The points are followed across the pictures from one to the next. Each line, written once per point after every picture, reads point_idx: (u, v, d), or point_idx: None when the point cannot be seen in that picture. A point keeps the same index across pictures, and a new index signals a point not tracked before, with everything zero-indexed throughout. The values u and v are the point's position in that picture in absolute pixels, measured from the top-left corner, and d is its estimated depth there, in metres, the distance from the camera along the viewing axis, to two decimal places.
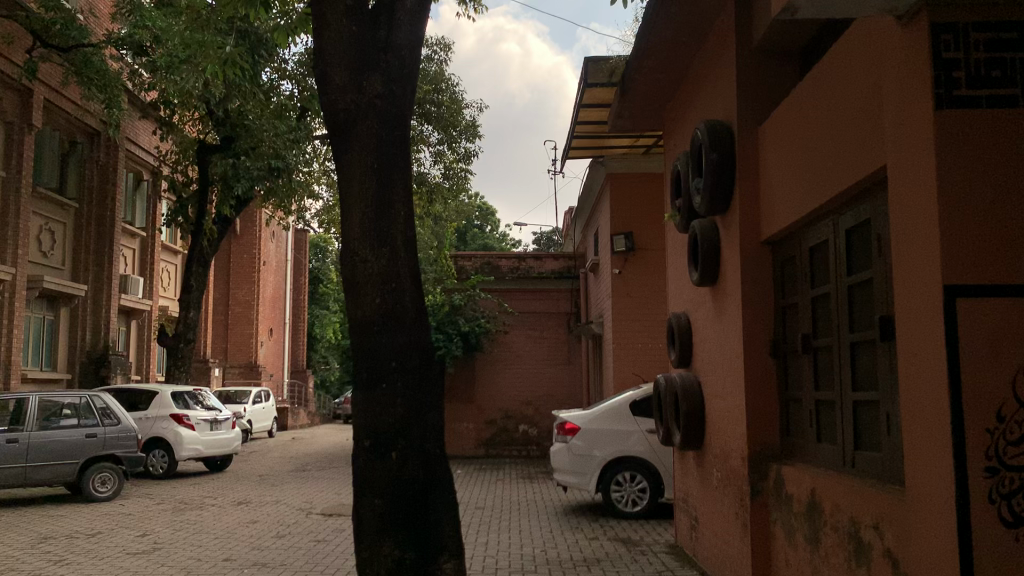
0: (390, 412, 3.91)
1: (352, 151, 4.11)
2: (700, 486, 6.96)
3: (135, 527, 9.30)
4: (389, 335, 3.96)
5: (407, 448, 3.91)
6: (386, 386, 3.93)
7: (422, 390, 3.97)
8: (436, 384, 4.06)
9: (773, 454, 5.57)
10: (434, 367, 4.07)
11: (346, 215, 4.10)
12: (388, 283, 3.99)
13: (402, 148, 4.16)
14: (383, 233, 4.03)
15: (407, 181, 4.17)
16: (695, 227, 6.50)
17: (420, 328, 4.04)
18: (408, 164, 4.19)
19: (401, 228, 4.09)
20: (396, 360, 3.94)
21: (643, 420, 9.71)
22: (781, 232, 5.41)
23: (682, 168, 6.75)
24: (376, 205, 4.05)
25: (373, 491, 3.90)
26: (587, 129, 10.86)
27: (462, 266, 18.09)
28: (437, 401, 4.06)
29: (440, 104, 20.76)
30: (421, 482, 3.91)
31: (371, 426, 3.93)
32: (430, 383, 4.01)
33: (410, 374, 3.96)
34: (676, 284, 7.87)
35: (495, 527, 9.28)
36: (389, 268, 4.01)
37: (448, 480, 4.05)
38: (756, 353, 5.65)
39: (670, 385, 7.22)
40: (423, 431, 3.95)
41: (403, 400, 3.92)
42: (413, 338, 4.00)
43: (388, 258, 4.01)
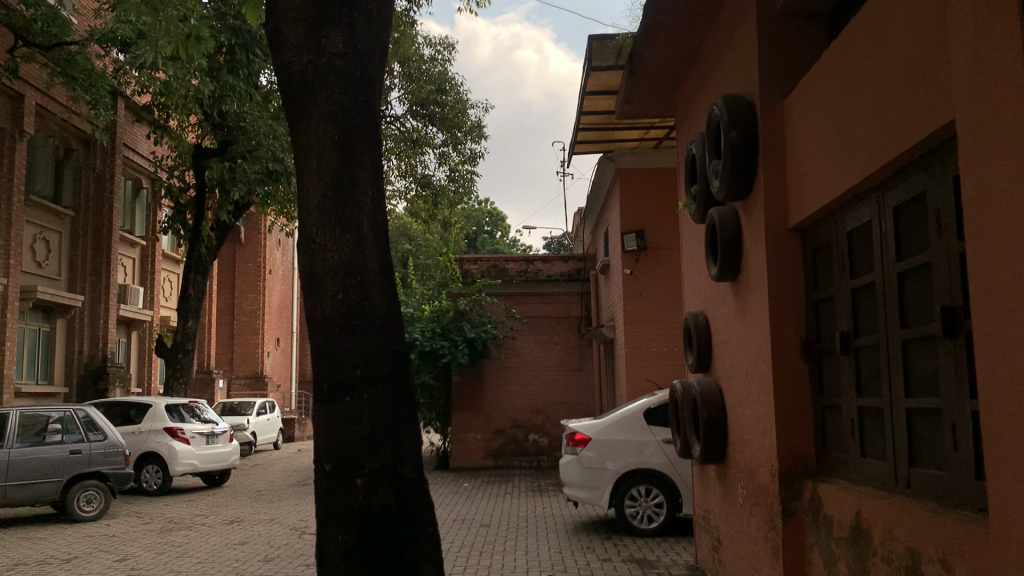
0: (355, 428, 3.27)
1: (309, 121, 3.48)
2: (723, 503, 6.28)
3: (116, 550, 8.71)
4: (353, 335, 3.32)
5: (376, 472, 3.26)
6: (351, 397, 3.29)
7: (394, 402, 3.33)
8: (411, 395, 3.42)
9: (808, 469, 4.89)
10: (409, 374, 3.43)
11: (302, 197, 3.47)
12: (352, 274, 3.36)
13: (368, 117, 3.53)
14: (344, 217, 3.39)
15: (376, 155, 3.54)
16: (714, 215, 5.83)
17: (390, 328, 3.40)
18: (376, 136, 3.56)
19: (368, 210, 3.45)
20: (361, 368, 3.30)
21: (659, 429, 9.04)
22: (812, 216, 4.74)
23: (698, 151, 6.11)
24: (336, 184, 3.42)
25: (337, 524, 3.26)
26: (595, 119, 10.23)
27: (467, 269, 17.38)
28: (414, 415, 3.42)
29: (445, 105, 20.15)
30: (394, 512, 3.26)
31: (332, 447, 3.28)
32: (404, 393, 3.38)
33: (379, 383, 3.31)
34: (691, 280, 7.23)
35: (499, 548, 8.60)
36: (354, 258, 3.37)
37: (428, 509, 3.40)
38: (786, 355, 4.98)
39: (688, 391, 6.55)
40: (396, 451, 3.31)
41: (370, 415, 3.28)
42: (384, 340, 3.36)
43: (352, 246, 3.38)
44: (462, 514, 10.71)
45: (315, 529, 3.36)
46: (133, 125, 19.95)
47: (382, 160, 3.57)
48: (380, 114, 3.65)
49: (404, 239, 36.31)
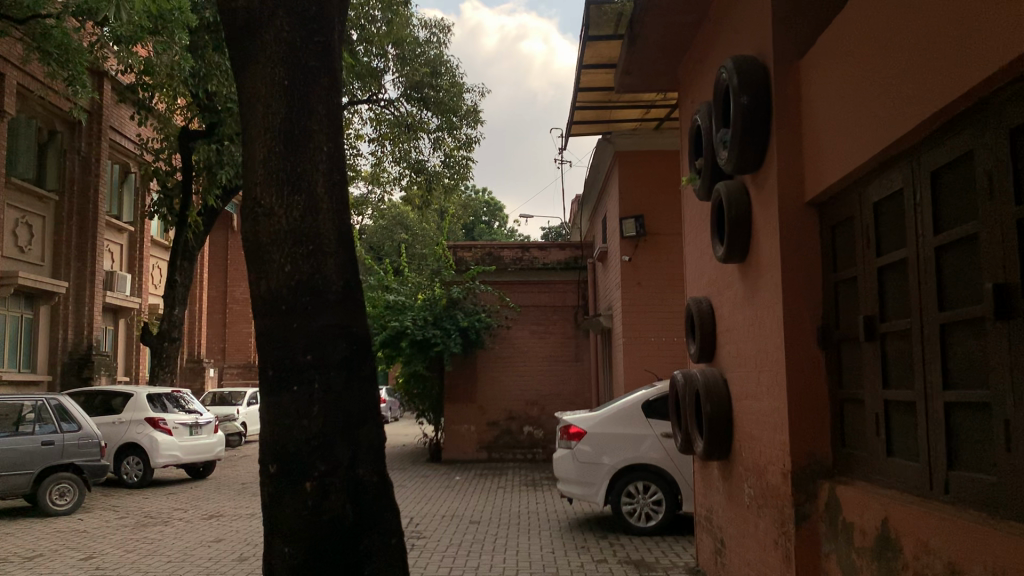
0: (304, 424, 2.79)
1: (255, 65, 3.01)
2: (727, 503, 5.82)
3: (83, 548, 8.23)
4: (302, 314, 2.83)
5: (328, 474, 2.79)
6: (300, 387, 2.81)
7: (351, 393, 2.85)
8: (371, 384, 2.95)
9: (824, 469, 4.42)
10: (370, 361, 2.96)
11: (247, 153, 2.98)
12: (304, 238, 2.88)
13: (323, 60, 3.06)
14: (295, 174, 2.91)
15: (333, 104, 3.06)
16: (720, 190, 5.36)
17: (348, 306, 2.92)
18: (334, 82, 3.09)
19: (323, 165, 2.97)
20: (312, 351, 2.81)
21: (658, 423, 8.57)
22: (832, 187, 4.26)
23: (704, 121, 5.62)
24: (286, 137, 2.94)
25: (284, 535, 2.78)
26: (591, 97, 9.73)
27: (460, 257, 16.83)
28: (374, 409, 2.94)
29: (440, 89, 19.60)
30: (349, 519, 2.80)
31: (278, 445, 2.81)
32: (362, 383, 2.90)
33: (333, 369, 2.83)
34: (695, 265, 6.76)
35: (489, 547, 8.14)
36: (309, 223, 2.90)
37: (392, 514, 2.93)
38: (800, 342, 4.51)
39: (690, 382, 6.07)
40: (353, 450, 2.83)
41: (321, 407, 2.80)
42: (339, 318, 2.87)
43: (303, 209, 2.90)
44: (452, 509, 10.25)
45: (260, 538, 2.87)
46: (118, 107, 19.41)
47: (340, 108, 3.09)
48: (341, 59, 3.19)
49: (400, 228, 35.85)
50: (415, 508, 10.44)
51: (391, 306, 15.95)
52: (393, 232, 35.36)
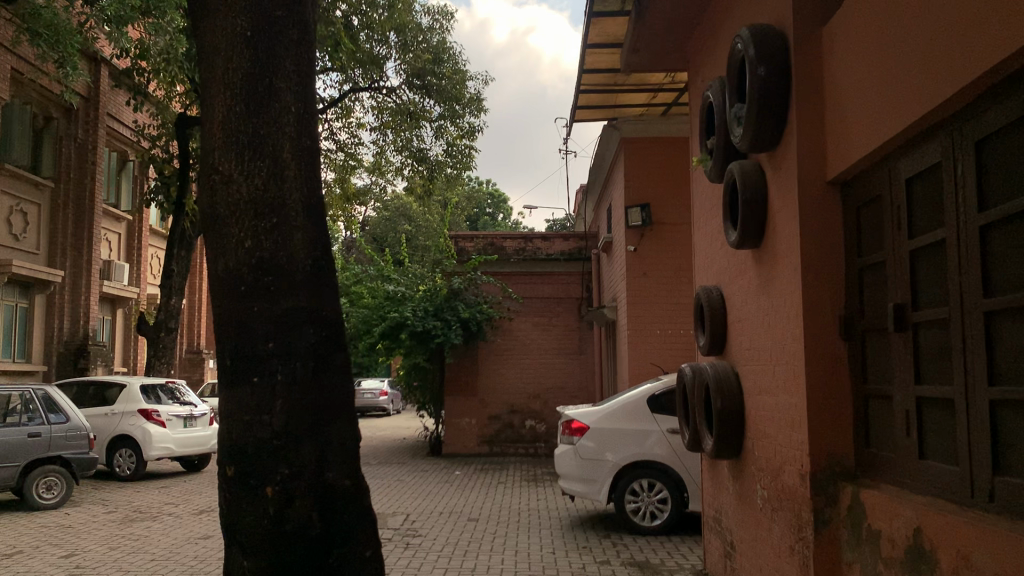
0: (265, 421, 2.79)
1: (216, 30, 3.02)
2: (738, 503, 5.50)
3: (66, 545, 7.94)
4: (262, 299, 2.84)
5: (291, 476, 2.77)
6: (260, 378, 2.81)
7: (315, 387, 2.86)
8: (337, 381, 2.94)
9: (846, 472, 4.08)
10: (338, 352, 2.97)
11: (206, 119, 2.99)
12: (264, 211, 2.89)
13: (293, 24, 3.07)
14: (258, 140, 2.92)
15: (300, 67, 3.06)
16: (734, 170, 5.01)
17: (314, 288, 2.93)
18: (302, 47, 3.09)
19: (291, 133, 2.98)
20: (273, 341, 2.83)
21: (664, 418, 8.24)
22: (858, 164, 3.91)
23: (715, 97, 5.27)
24: (249, 99, 2.94)
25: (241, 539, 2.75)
26: (597, 79, 9.36)
27: (463, 247, 16.31)
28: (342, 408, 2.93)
29: (441, 76, 19.21)
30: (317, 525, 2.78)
31: (237, 444, 2.79)
32: (327, 378, 2.89)
33: (297, 360, 2.84)
34: (704, 252, 6.44)
35: (487, 547, 7.79)
36: (273, 193, 2.91)
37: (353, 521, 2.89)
38: (820, 332, 4.17)
39: (699, 376, 5.73)
40: (319, 451, 2.83)
41: (284, 401, 2.80)
42: (303, 303, 2.88)
43: (268, 175, 2.91)
44: (450, 506, 9.90)
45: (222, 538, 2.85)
46: (115, 93, 19.06)
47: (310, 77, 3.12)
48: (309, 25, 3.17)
49: (403, 219, 35.47)
50: (412, 505, 10.10)
51: (391, 296, 15.57)
52: (396, 223, 34.98)
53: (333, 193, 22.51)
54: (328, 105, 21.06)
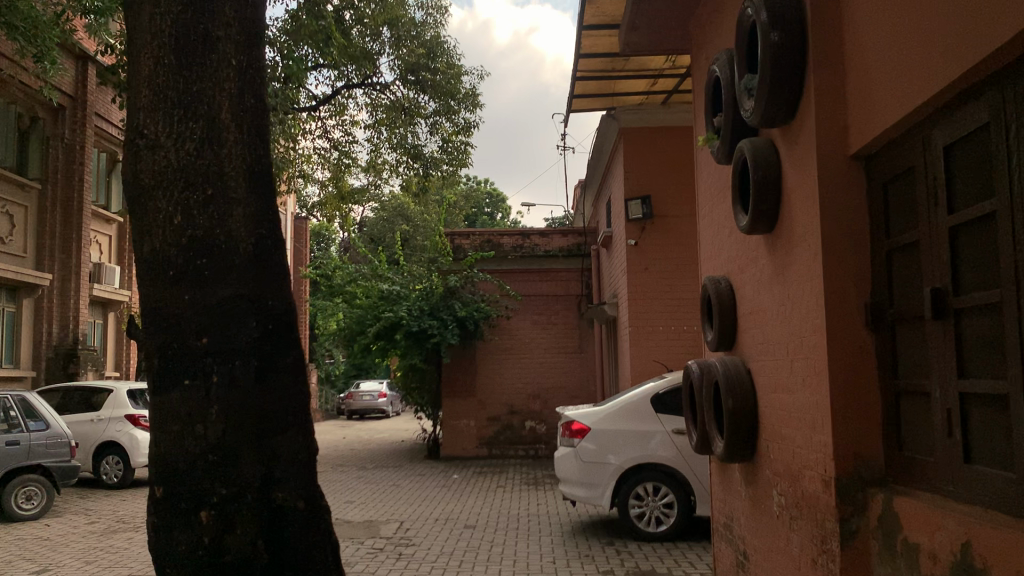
0: (201, 424, 2.82)
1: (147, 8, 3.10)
2: (752, 510, 5.10)
3: (40, 559, 7.52)
4: (197, 286, 2.90)
5: (227, 497, 2.79)
6: (194, 379, 2.85)
7: (258, 391, 2.90)
8: (280, 386, 2.97)
9: (875, 477, 3.67)
10: (283, 349, 3.03)
11: (135, 92, 3.07)
12: (198, 180, 2.97)
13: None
14: (191, 109, 3.01)
15: (236, 39, 3.15)
16: (744, 147, 4.61)
17: (252, 275, 2.98)
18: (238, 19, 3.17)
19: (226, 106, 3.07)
20: (207, 337, 2.88)
21: (669, 417, 7.83)
22: (886, 134, 3.50)
23: (722, 71, 4.87)
24: (180, 70, 3.04)
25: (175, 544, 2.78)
26: (595, 64, 8.95)
27: (459, 244, 15.89)
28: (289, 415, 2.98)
29: (436, 71, 18.81)
30: (262, 545, 2.81)
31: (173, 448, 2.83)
32: (272, 386, 2.94)
33: (233, 360, 2.88)
34: (712, 241, 6.04)
35: (483, 557, 7.35)
36: (208, 161, 3.00)
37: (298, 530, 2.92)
38: (843, 320, 3.77)
39: (707, 373, 5.33)
40: (264, 463, 2.87)
41: (223, 410, 2.84)
42: (245, 293, 2.95)
43: (202, 141, 3.00)
44: (447, 513, 9.47)
45: (150, 551, 2.87)
46: (102, 92, 18.61)
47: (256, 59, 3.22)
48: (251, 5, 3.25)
49: (400, 219, 35.09)
50: (406, 511, 9.67)
51: (386, 296, 15.14)
52: (394, 223, 34.62)
53: (327, 192, 22.10)
54: (321, 102, 20.67)
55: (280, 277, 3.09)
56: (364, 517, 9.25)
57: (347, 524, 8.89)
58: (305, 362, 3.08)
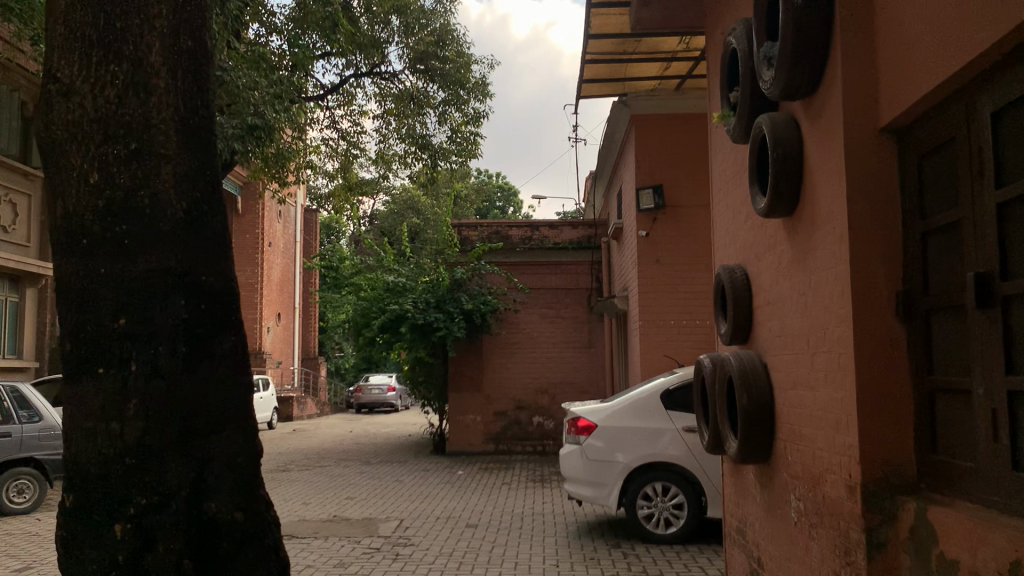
0: (118, 421, 2.73)
1: None
2: (767, 515, 4.75)
3: (24, 556, 7.26)
4: (119, 258, 2.81)
5: (148, 507, 2.71)
6: (110, 369, 2.77)
7: (182, 384, 2.82)
8: (209, 380, 2.89)
9: (905, 484, 3.32)
10: (213, 335, 2.94)
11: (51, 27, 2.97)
12: (121, 132, 2.88)
13: None
14: (111, 50, 2.92)
15: None
16: (762, 123, 4.26)
17: (182, 247, 2.91)
18: None
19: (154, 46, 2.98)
20: (123, 319, 2.79)
21: (680, 414, 7.48)
22: (923, 102, 3.14)
23: (739, 41, 4.52)
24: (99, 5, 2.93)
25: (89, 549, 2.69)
26: (605, 46, 8.59)
27: (466, 236, 15.56)
28: (225, 412, 2.91)
29: (445, 60, 18.46)
30: (187, 560, 2.72)
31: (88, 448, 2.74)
32: (202, 378, 2.87)
33: (155, 350, 2.79)
34: (727, 229, 5.68)
35: (483, 558, 7.02)
36: (132, 109, 2.91)
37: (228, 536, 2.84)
38: (874, 310, 3.41)
39: (721, 367, 4.97)
40: (191, 463, 2.80)
41: (146, 406, 2.75)
42: (172, 268, 2.86)
43: (124, 85, 2.91)
44: (449, 511, 9.15)
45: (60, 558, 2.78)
46: None
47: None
48: None
49: (411, 212, 34.77)
50: (407, 509, 9.36)
51: (391, 288, 14.85)
52: (404, 216, 34.34)
53: (336, 184, 21.80)
54: (329, 92, 20.36)
55: (208, 250, 2.98)
56: (363, 515, 8.94)
57: (345, 522, 8.59)
58: (239, 350, 3.03)
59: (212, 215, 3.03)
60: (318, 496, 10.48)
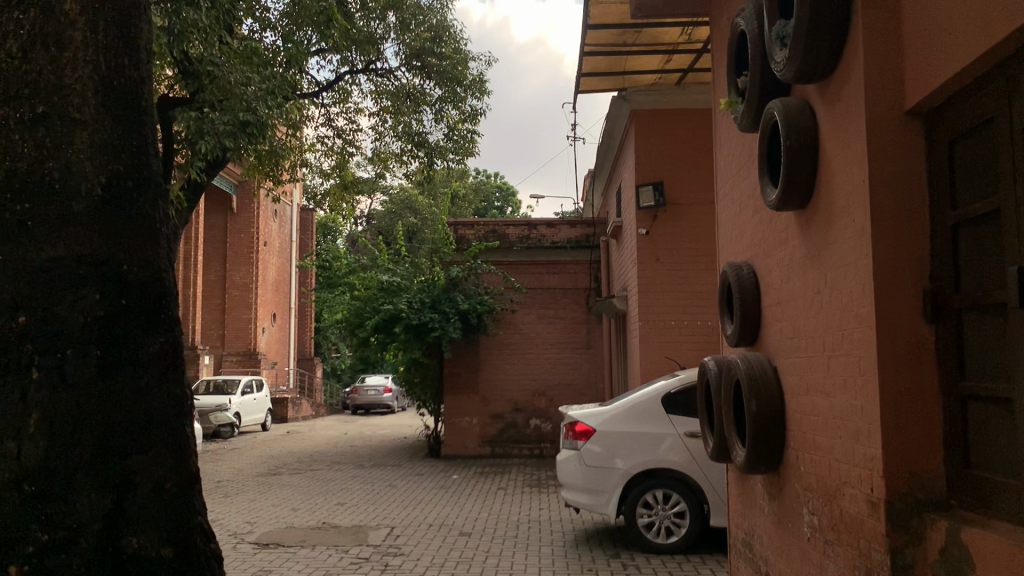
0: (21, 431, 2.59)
1: None
2: (777, 528, 4.46)
3: None
4: (29, 247, 2.68)
5: (54, 535, 2.59)
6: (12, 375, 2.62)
7: (98, 392, 2.72)
8: (127, 386, 2.80)
9: (934, 499, 3.02)
10: (134, 334, 2.86)
11: None
12: (28, 98, 2.73)
13: None
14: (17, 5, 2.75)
15: None
16: (774, 108, 3.97)
17: (102, 235, 2.81)
18: None
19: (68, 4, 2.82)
20: (26, 317, 2.65)
21: (682, 419, 7.19)
22: (955, 79, 2.85)
23: (748, 22, 4.23)
24: None
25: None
26: (604, 37, 8.31)
27: (462, 235, 15.26)
28: (149, 421, 2.85)
29: (442, 57, 18.15)
30: None
31: None
32: (118, 381, 2.78)
33: (70, 356, 2.69)
34: (732, 225, 5.40)
35: (474, 569, 6.73)
36: (41, 73, 2.75)
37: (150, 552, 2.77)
38: (899, 309, 3.12)
39: (727, 371, 4.68)
40: (107, 475, 2.70)
41: (49, 422, 2.62)
42: (88, 255, 2.76)
43: (35, 44, 2.75)
44: (442, 518, 8.85)
45: None
46: None
47: None
48: None
49: (408, 212, 34.49)
50: (399, 515, 9.06)
51: (385, 287, 14.55)
52: (401, 216, 34.09)
53: (331, 183, 21.48)
54: (323, 88, 20.07)
55: (133, 235, 2.90)
56: (353, 522, 8.65)
57: (333, 529, 8.29)
58: (164, 350, 2.96)
59: (138, 193, 2.95)
60: (307, 502, 10.18)
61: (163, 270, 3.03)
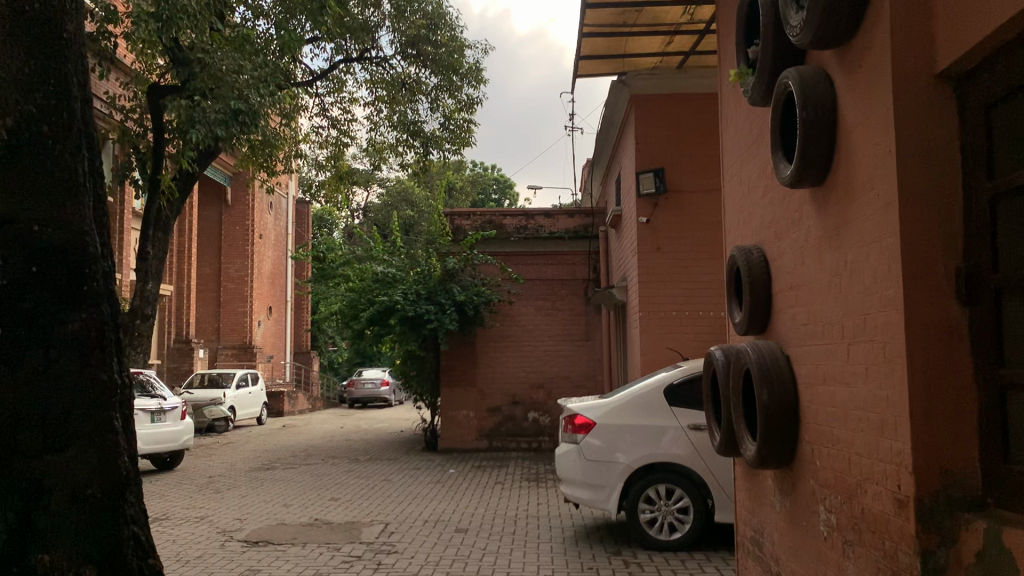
0: None
1: None
2: (790, 526, 4.21)
3: None
4: None
5: None
6: None
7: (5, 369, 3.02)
8: (35, 364, 3.06)
9: (969, 498, 2.78)
10: (50, 318, 3.11)
11: None
12: None
13: None
14: None
15: None
16: (789, 77, 3.70)
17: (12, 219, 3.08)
18: None
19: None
20: None
21: (685, 411, 6.94)
22: (993, 37, 2.59)
23: None
24: None
25: None
26: (604, 18, 8.05)
27: (459, 225, 15.01)
28: (72, 414, 3.11)
29: (438, 45, 17.79)
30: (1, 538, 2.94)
31: None
32: (29, 360, 3.05)
33: None
34: (740, 209, 5.14)
35: (471, 567, 6.48)
36: None
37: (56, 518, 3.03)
38: (930, 291, 2.87)
39: (736, 360, 4.42)
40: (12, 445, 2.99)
41: None
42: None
43: None
44: (437, 514, 8.61)
45: None
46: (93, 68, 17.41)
47: None
48: None
49: (405, 204, 34.16)
50: (394, 511, 8.82)
51: (380, 278, 14.28)
52: (397, 208, 33.77)
53: (326, 174, 21.21)
54: (317, 78, 19.79)
55: (45, 212, 3.14)
56: (346, 518, 8.40)
57: (326, 526, 8.05)
58: (82, 329, 3.18)
59: (56, 173, 3.17)
60: (300, 497, 9.93)
61: (94, 264, 3.28)
